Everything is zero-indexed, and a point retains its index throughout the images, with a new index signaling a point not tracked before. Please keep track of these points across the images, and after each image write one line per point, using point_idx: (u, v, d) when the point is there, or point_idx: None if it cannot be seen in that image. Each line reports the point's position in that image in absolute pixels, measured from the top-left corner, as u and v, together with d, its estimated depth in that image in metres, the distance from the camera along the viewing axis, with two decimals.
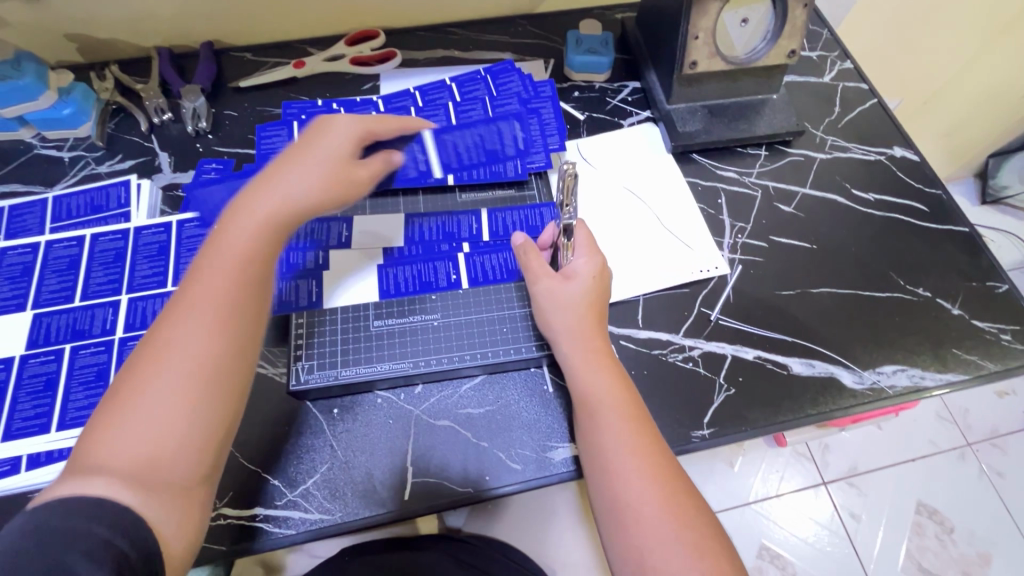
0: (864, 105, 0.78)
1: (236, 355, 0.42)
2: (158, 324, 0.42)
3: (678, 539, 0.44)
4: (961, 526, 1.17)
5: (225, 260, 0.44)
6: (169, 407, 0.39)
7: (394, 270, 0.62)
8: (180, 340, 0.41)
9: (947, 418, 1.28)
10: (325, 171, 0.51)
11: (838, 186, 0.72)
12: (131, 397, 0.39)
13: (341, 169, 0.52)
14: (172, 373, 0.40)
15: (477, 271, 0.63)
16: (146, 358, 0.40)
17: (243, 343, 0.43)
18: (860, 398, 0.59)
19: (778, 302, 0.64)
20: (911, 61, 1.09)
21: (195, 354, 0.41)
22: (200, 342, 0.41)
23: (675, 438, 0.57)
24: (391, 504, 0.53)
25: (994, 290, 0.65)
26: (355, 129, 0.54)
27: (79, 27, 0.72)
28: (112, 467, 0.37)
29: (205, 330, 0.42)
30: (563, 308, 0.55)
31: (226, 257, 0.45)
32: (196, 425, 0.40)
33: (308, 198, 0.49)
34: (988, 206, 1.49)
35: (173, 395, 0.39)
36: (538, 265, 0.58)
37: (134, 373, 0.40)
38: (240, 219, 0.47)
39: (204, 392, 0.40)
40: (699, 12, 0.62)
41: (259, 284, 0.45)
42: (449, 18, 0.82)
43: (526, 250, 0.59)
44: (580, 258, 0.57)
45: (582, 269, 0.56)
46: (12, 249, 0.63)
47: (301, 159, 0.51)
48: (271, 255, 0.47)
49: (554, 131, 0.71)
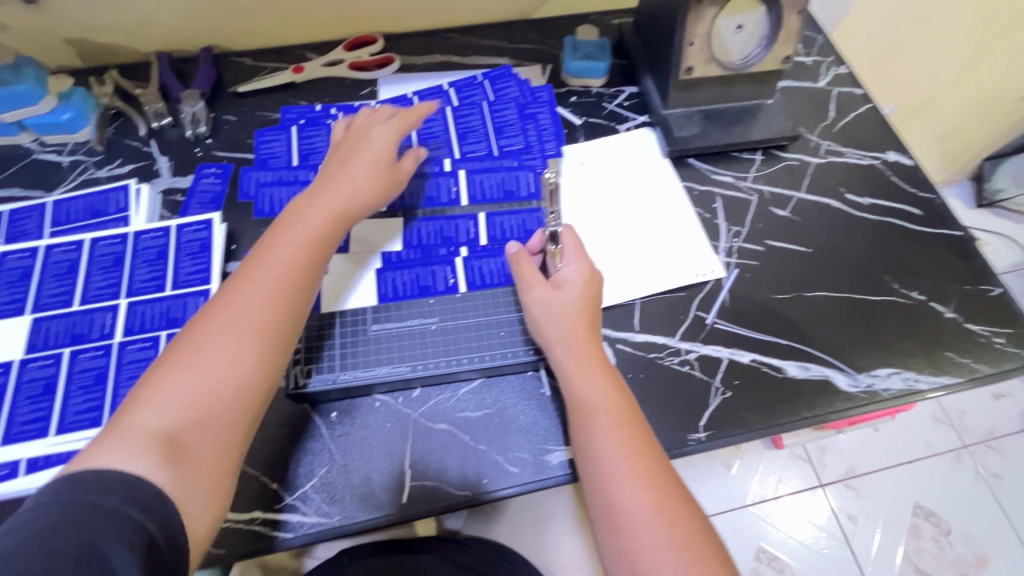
0: (859, 110, 0.79)
1: (285, 326, 0.47)
2: (222, 291, 0.47)
3: (671, 542, 0.44)
4: (957, 528, 1.17)
5: (286, 241, 0.50)
6: (223, 365, 0.43)
7: (393, 275, 0.62)
8: (241, 305, 0.46)
9: (943, 420, 1.28)
10: (367, 171, 0.57)
11: (833, 191, 0.72)
12: (187, 354, 0.44)
13: (381, 169, 0.58)
14: (230, 336, 0.44)
15: (477, 277, 0.63)
16: (209, 320, 0.45)
17: (293, 317, 0.48)
18: (855, 401, 0.60)
19: (774, 306, 0.64)
20: (905, 66, 1.09)
21: (252, 320, 0.45)
22: (257, 310, 0.46)
23: (671, 441, 0.57)
24: (389, 507, 0.53)
25: (988, 294, 0.66)
26: (396, 135, 0.60)
27: (79, 32, 0.72)
28: (162, 416, 0.41)
29: (262, 300, 0.46)
30: (556, 316, 0.55)
31: (286, 238, 0.50)
32: (242, 386, 0.44)
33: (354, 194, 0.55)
34: (984, 209, 1.49)
35: (227, 355, 0.44)
36: (529, 273, 0.59)
37: (195, 332, 0.45)
38: (293, 218, 0.52)
39: (253, 357, 0.45)
40: (694, 19, 0.63)
41: (309, 272, 0.50)
42: (446, 23, 0.83)
43: (518, 258, 0.60)
44: (569, 264, 0.58)
45: (571, 277, 0.57)
46: (11, 254, 0.63)
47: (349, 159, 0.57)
48: (326, 243, 0.52)
49: (551, 136, 0.72)
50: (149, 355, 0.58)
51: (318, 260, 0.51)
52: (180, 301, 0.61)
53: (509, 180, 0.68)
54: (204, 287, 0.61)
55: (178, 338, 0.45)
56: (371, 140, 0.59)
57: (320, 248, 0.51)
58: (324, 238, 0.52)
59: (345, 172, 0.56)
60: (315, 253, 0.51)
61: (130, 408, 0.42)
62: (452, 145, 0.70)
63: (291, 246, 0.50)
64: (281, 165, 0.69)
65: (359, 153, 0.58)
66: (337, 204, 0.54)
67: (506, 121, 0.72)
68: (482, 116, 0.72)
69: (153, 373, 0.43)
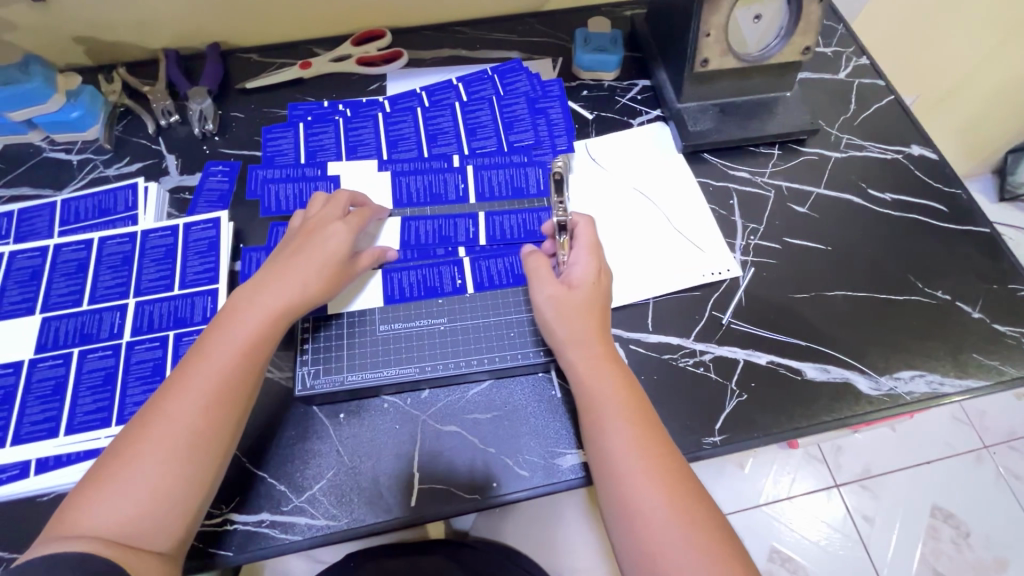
0: (880, 103, 0.76)
1: (225, 434, 0.45)
2: (160, 395, 0.46)
3: (690, 545, 0.43)
4: (977, 531, 1.14)
5: (229, 340, 0.48)
6: (157, 477, 0.42)
7: (400, 275, 0.61)
8: (178, 414, 0.44)
9: (963, 420, 1.25)
10: (320, 262, 0.53)
11: (853, 186, 0.70)
12: (123, 465, 0.42)
13: (335, 261, 0.54)
14: (165, 447, 0.43)
15: (483, 277, 0.62)
16: (145, 428, 0.44)
17: (234, 423, 0.46)
18: (877, 405, 0.58)
19: (791, 305, 0.63)
20: (927, 56, 1.06)
21: (189, 430, 0.44)
22: (194, 419, 0.44)
23: (686, 445, 0.56)
24: (397, 510, 0.52)
25: (1016, 293, 0.63)
26: (352, 227, 0.57)
27: (88, 30, 0.72)
28: (98, 528, 0.40)
29: (201, 407, 0.45)
30: (565, 318, 0.54)
31: (229, 337, 0.48)
32: (178, 498, 0.43)
33: (303, 287, 0.52)
34: (1007, 203, 1.45)
35: (162, 466, 0.43)
36: (541, 272, 0.57)
37: (129, 441, 0.43)
38: (243, 300, 0.51)
39: (191, 468, 0.43)
40: (711, 8, 0.61)
41: (257, 360, 0.48)
42: (456, 17, 0.81)
43: (531, 259, 0.58)
44: (579, 259, 0.56)
45: (581, 275, 0.55)
46: (21, 253, 0.63)
47: (303, 248, 0.54)
48: (273, 340, 0.50)
49: (562, 131, 0.71)
50: (157, 356, 0.57)
51: (263, 360, 0.49)
52: (188, 301, 0.60)
53: (519, 176, 0.67)
54: (211, 287, 0.61)
55: (114, 445, 0.44)
56: (324, 232, 0.55)
57: (266, 347, 0.49)
58: (270, 334, 0.50)
59: (294, 264, 0.53)
60: (259, 352, 0.49)
61: (63, 518, 0.41)
62: (461, 142, 0.70)
63: (233, 347, 0.48)
64: (288, 162, 0.68)
65: (309, 243, 0.54)
66: (285, 299, 0.51)
67: (516, 115, 0.71)
68: (491, 111, 0.71)
69: (89, 481, 0.42)
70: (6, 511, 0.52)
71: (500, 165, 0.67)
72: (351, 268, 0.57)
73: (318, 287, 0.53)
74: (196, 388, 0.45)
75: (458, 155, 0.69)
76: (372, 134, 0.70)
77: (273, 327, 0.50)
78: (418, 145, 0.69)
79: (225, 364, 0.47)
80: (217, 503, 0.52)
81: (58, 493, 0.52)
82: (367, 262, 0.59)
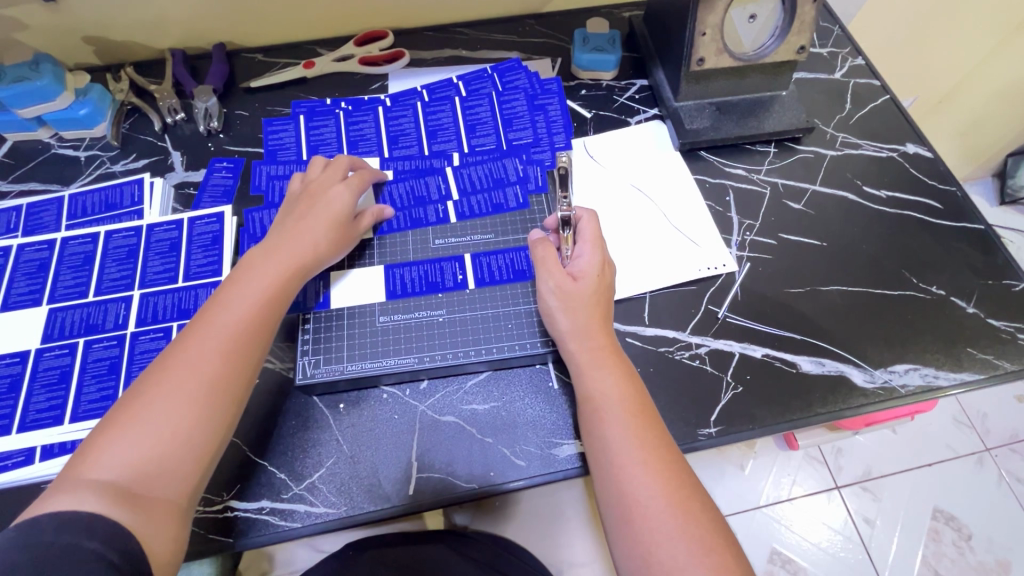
0: (876, 102, 0.77)
1: (239, 385, 0.47)
2: (171, 350, 0.47)
3: (683, 533, 0.44)
4: (979, 533, 1.14)
5: (242, 297, 0.50)
6: (169, 428, 0.43)
7: (400, 272, 0.62)
8: (190, 366, 0.45)
9: (965, 423, 1.25)
10: (324, 223, 0.56)
11: (848, 183, 0.71)
12: (133, 416, 0.43)
13: (337, 222, 0.57)
14: (178, 397, 0.44)
15: (481, 270, 0.63)
16: (158, 381, 0.45)
17: (245, 378, 0.47)
18: (872, 397, 0.58)
19: (787, 300, 0.63)
20: (925, 59, 1.07)
21: (202, 380, 0.45)
22: (208, 370, 0.46)
23: (682, 436, 0.56)
24: (396, 498, 0.53)
25: (1011, 288, 0.64)
26: (352, 190, 0.59)
27: (97, 30, 0.74)
28: (106, 477, 0.40)
29: (213, 360, 0.46)
30: (569, 305, 0.55)
31: (242, 293, 0.50)
32: (189, 449, 0.43)
33: (312, 249, 0.55)
34: (1007, 206, 1.46)
35: (174, 416, 0.43)
36: (548, 261, 0.57)
37: (141, 393, 0.44)
38: (256, 262, 0.53)
39: (201, 420, 0.44)
40: (707, 8, 0.61)
41: (270, 319, 0.50)
42: (457, 18, 0.83)
43: (537, 248, 0.59)
44: (583, 254, 0.57)
45: (585, 268, 0.56)
46: (29, 246, 0.64)
47: (306, 213, 0.56)
48: (283, 300, 0.52)
49: (560, 129, 0.72)
50: (161, 345, 0.58)
51: (273, 321, 0.51)
52: (191, 292, 0.61)
53: (507, 168, 0.68)
54: (214, 279, 0.62)
55: (123, 400, 0.44)
56: (326, 196, 0.58)
57: (278, 306, 0.51)
58: (280, 293, 0.52)
59: (301, 225, 0.55)
60: (271, 310, 0.50)
61: (69, 473, 0.41)
62: (461, 138, 0.71)
63: (246, 303, 0.49)
64: (290, 157, 0.70)
65: (313, 206, 0.57)
66: (295, 258, 0.53)
67: (515, 112, 0.72)
68: (491, 108, 0.73)
69: (97, 435, 0.43)
70: (12, 497, 0.53)
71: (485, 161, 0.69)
72: (353, 228, 0.59)
73: (322, 245, 0.56)
74: (209, 342, 0.47)
75: (458, 152, 0.70)
76: (372, 130, 0.72)
77: (283, 286, 0.52)
78: (419, 142, 0.71)
79: (236, 320, 0.48)
80: (218, 490, 0.53)
81: None
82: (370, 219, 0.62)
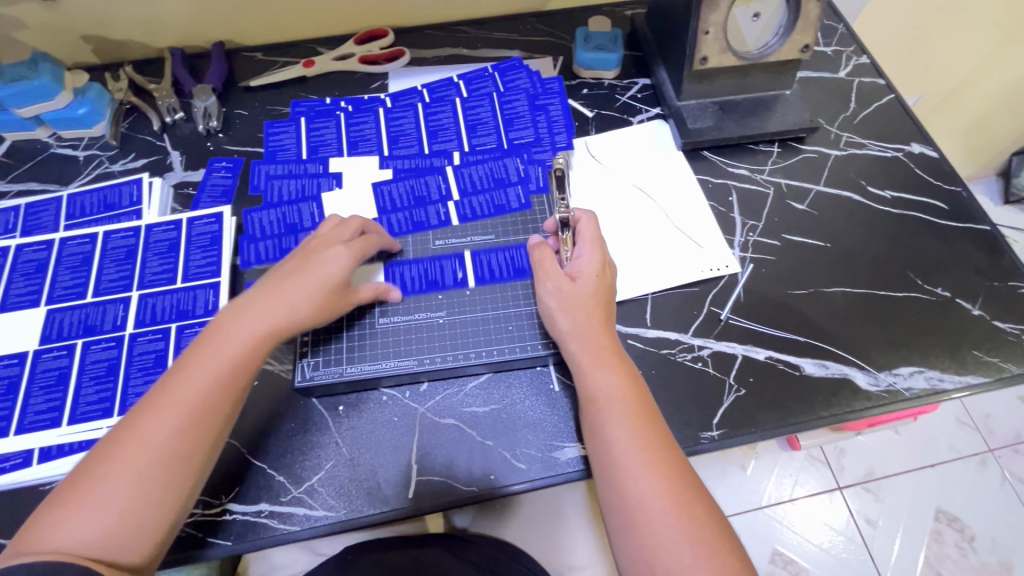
0: (880, 101, 0.76)
1: (206, 453, 0.45)
2: (139, 411, 0.45)
3: (688, 536, 0.43)
4: (982, 534, 1.13)
5: (214, 358, 0.47)
6: (135, 491, 0.42)
7: (400, 269, 0.62)
8: (155, 432, 0.43)
9: (968, 423, 1.25)
10: (314, 287, 0.51)
11: (852, 183, 0.70)
12: (100, 474, 0.42)
13: (328, 290, 0.52)
14: (142, 462, 0.42)
15: (481, 265, 0.62)
16: (126, 439, 0.43)
17: (212, 444, 0.45)
18: (876, 400, 0.58)
19: (790, 301, 0.63)
20: (931, 58, 1.06)
21: (166, 447, 0.43)
22: (175, 436, 0.44)
23: (684, 439, 0.56)
24: (395, 501, 0.53)
25: (1017, 290, 0.63)
26: (354, 252, 0.55)
27: (95, 29, 0.73)
28: (69, 541, 0.39)
29: (180, 426, 0.44)
30: (569, 308, 0.54)
31: (216, 354, 0.47)
32: (155, 511, 0.42)
33: (297, 313, 0.50)
34: (1012, 205, 1.45)
35: (135, 484, 0.42)
36: (547, 264, 0.57)
37: (112, 448, 0.43)
38: (234, 318, 0.49)
39: (163, 486, 0.43)
40: (710, 6, 0.61)
41: (243, 383, 0.48)
42: (457, 16, 0.82)
43: (536, 251, 0.58)
44: (583, 254, 0.56)
45: (585, 269, 0.55)
46: (27, 246, 0.64)
47: (299, 270, 0.52)
48: (259, 362, 0.49)
49: (562, 128, 0.71)
50: (159, 347, 0.58)
51: (248, 381, 0.48)
52: (190, 293, 0.61)
53: (503, 168, 0.68)
54: (213, 281, 0.62)
55: (90, 457, 0.43)
56: (323, 254, 0.53)
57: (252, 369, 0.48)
58: (256, 356, 0.49)
59: (289, 285, 0.51)
60: (246, 372, 0.48)
61: (35, 529, 0.40)
62: (461, 138, 0.71)
63: (217, 366, 0.47)
64: (290, 157, 0.70)
65: (307, 266, 0.52)
66: (275, 323, 0.49)
67: (516, 112, 0.72)
68: (491, 107, 0.72)
69: (65, 490, 0.42)
70: (9, 500, 0.52)
71: (484, 160, 0.68)
72: (347, 297, 0.54)
73: (307, 316, 0.51)
74: (177, 407, 0.45)
75: (458, 152, 0.69)
76: (373, 130, 0.71)
77: (259, 348, 0.49)
78: (419, 142, 0.70)
79: (206, 384, 0.46)
80: (216, 493, 0.53)
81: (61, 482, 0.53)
82: (369, 293, 0.57)
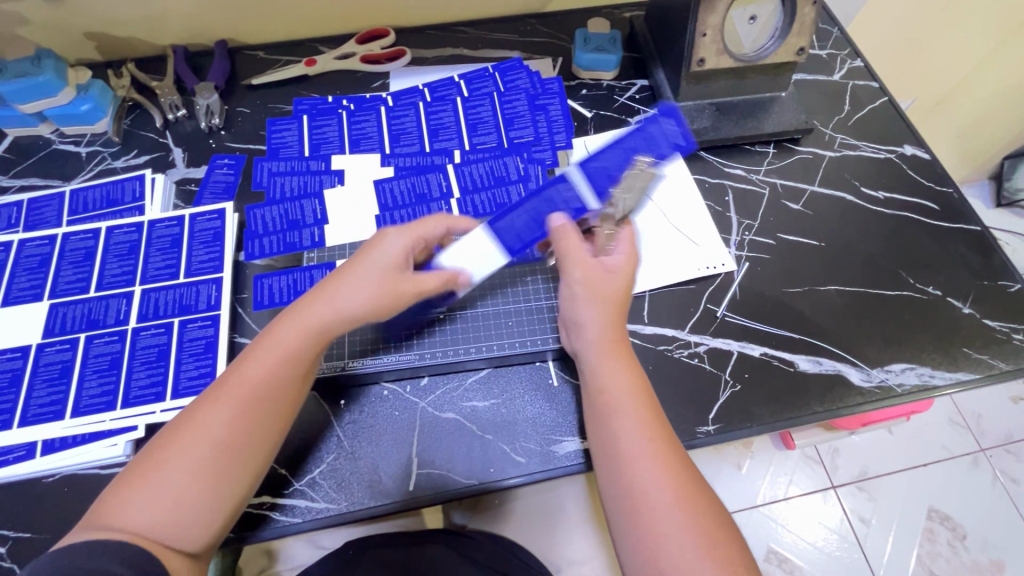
0: (874, 104, 0.78)
1: (257, 447, 0.44)
2: (197, 404, 0.44)
3: (687, 526, 0.44)
4: (973, 533, 1.15)
5: (272, 351, 0.46)
6: (191, 480, 0.41)
7: (509, 221, 0.54)
8: (215, 422, 0.43)
9: (960, 423, 1.26)
10: (370, 278, 0.49)
11: (847, 184, 0.71)
12: (158, 463, 0.42)
13: (384, 279, 0.49)
14: (198, 452, 0.42)
15: (592, 175, 0.55)
16: (183, 431, 0.42)
17: (266, 435, 0.45)
18: (868, 396, 0.59)
19: (785, 299, 0.64)
20: (925, 61, 1.08)
21: (225, 435, 0.43)
22: (228, 428, 0.43)
23: (680, 434, 0.57)
24: (395, 494, 0.53)
25: (1007, 289, 0.64)
26: (409, 238, 0.52)
27: (100, 27, 0.74)
28: (131, 522, 0.40)
29: (236, 415, 0.44)
30: (595, 298, 0.53)
31: (274, 347, 0.46)
32: (212, 498, 0.42)
33: (348, 307, 0.48)
34: (1003, 208, 1.46)
35: (192, 472, 0.41)
36: (575, 251, 0.54)
37: (168, 439, 0.43)
38: (290, 315, 0.48)
39: (221, 477, 0.42)
40: (707, 9, 0.62)
41: (295, 379, 0.47)
42: (458, 16, 0.83)
43: (564, 231, 0.54)
44: (619, 250, 0.55)
45: (619, 264, 0.55)
46: (31, 241, 0.64)
47: (358, 262, 0.50)
48: (309, 357, 0.48)
49: (561, 128, 0.72)
50: (162, 341, 0.58)
51: (301, 376, 0.47)
52: (192, 289, 0.61)
53: (499, 165, 0.69)
54: (215, 276, 0.62)
55: (149, 444, 0.43)
56: (378, 241, 0.51)
57: (308, 364, 0.48)
58: (308, 351, 0.47)
59: (347, 279, 0.49)
60: (298, 366, 0.47)
61: (102, 509, 0.40)
62: (462, 137, 0.71)
63: (274, 362, 0.46)
64: (293, 154, 0.70)
65: (363, 257, 0.50)
66: (329, 316, 0.48)
67: (516, 112, 0.73)
68: (492, 106, 0.73)
69: (125, 475, 0.42)
70: (12, 491, 0.53)
71: (480, 158, 0.69)
72: (408, 289, 0.50)
73: (360, 305, 0.48)
74: (232, 399, 0.44)
75: (458, 150, 0.70)
76: (375, 128, 0.72)
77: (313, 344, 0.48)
78: (420, 140, 0.71)
79: (261, 377, 0.45)
80: None
81: (62, 474, 0.54)
82: (435, 284, 0.52)
